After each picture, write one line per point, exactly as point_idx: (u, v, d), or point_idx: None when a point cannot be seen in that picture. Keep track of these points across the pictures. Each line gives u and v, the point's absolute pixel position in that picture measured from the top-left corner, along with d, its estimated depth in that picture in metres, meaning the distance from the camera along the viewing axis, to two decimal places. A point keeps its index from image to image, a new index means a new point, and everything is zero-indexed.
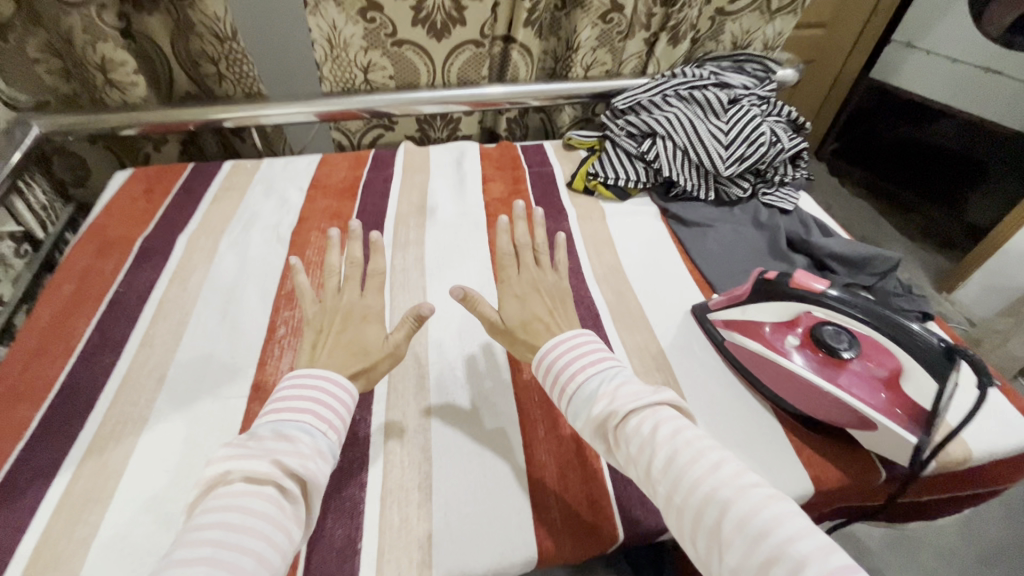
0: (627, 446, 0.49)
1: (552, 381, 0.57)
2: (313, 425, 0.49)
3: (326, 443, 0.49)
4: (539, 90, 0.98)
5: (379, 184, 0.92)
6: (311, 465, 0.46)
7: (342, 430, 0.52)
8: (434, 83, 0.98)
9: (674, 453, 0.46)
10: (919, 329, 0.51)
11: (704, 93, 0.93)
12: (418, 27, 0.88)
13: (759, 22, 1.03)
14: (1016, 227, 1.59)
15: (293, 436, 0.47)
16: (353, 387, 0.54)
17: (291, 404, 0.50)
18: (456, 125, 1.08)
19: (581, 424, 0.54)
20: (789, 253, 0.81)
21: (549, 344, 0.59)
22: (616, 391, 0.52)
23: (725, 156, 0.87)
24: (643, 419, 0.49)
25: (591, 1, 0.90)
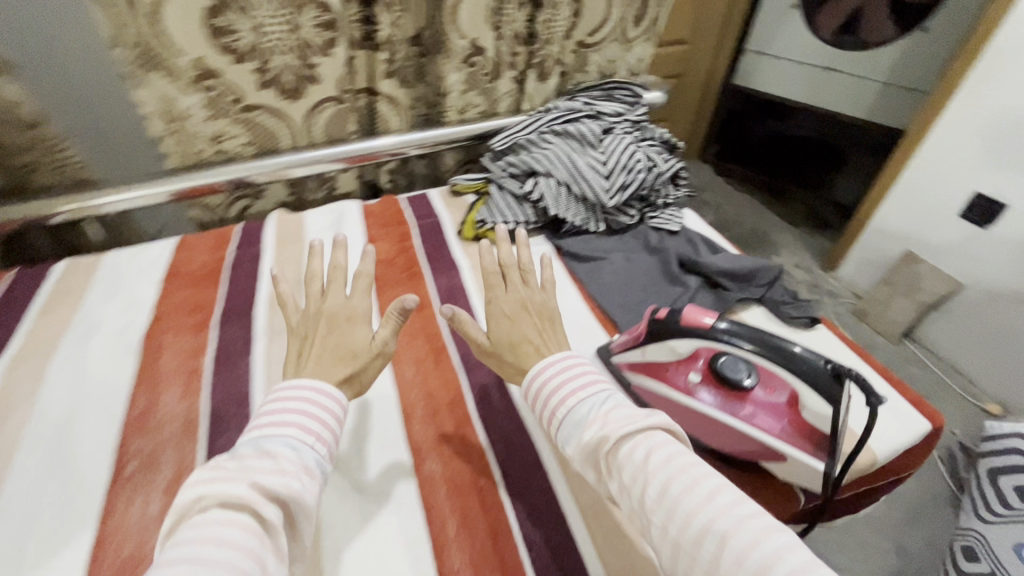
0: (618, 474, 0.45)
1: (543, 404, 0.54)
2: (299, 438, 0.47)
3: (313, 458, 0.47)
4: (420, 138, 0.96)
5: (248, 264, 0.82)
6: (294, 485, 0.43)
7: (331, 445, 0.50)
8: (299, 144, 0.91)
9: (670, 482, 0.42)
10: (807, 355, 0.51)
11: (578, 125, 0.93)
12: (266, 89, 0.80)
13: (620, 51, 1.06)
14: (877, 204, 1.76)
15: (276, 453, 0.45)
16: (343, 397, 0.54)
17: (277, 418, 0.48)
18: (332, 184, 1.00)
19: (573, 451, 0.50)
20: (682, 275, 0.82)
21: (542, 364, 0.57)
22: (607, 416, 0.49)
23: (608, 187, 0.88)
24: (635, 444, 0.46)
25: (450, 46, 0.88)
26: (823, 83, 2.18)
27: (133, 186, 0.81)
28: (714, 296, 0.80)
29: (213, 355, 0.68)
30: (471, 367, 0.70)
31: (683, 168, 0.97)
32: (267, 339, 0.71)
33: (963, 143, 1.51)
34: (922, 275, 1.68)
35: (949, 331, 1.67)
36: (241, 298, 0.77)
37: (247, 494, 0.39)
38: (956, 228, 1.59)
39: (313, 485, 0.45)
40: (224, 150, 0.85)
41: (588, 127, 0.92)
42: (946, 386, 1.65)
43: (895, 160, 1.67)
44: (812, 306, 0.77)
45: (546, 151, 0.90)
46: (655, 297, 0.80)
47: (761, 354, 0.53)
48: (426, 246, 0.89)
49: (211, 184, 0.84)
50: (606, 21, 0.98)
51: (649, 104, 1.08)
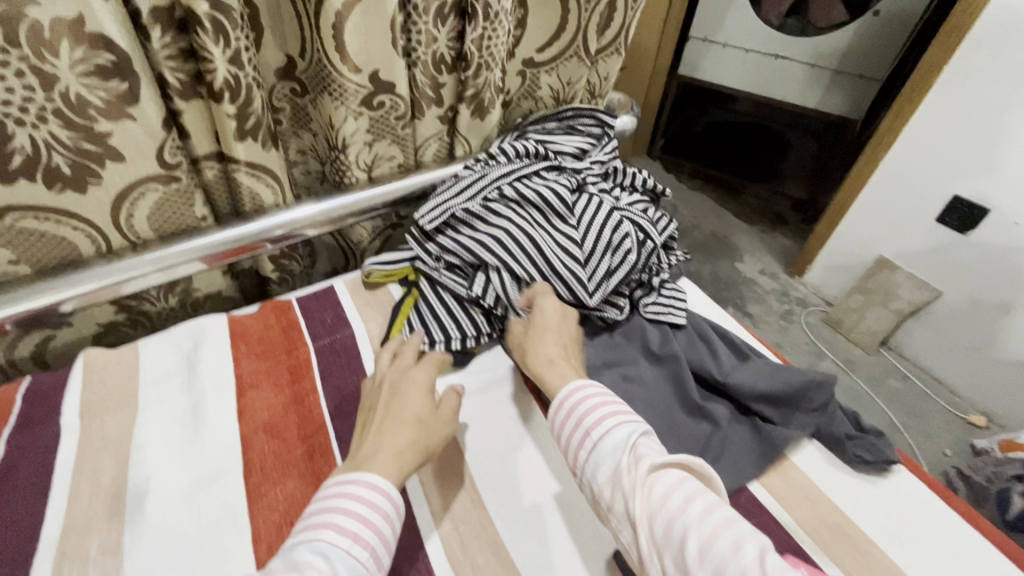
0: (650, 521, 0.41)
1: (566, 430, 0.50)
2: (331, 545, 0.39)
3: (350, 563, 0.39)
4: (312, 215, 0.66)
5: (27, 470, 0.50)
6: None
7: (381, 548, 0.42)
8: (111, 247, 0.58)
9: (712, 541, 0.38)
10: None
11: (539, 185, 0.66)
12: (21, 181, 0.47)
13: (580, 70, 0.79)
14: (843, 210, 1.59)
15: (304, 565, 0.37)
16: (394, 490, 0.45)
17: (317, 515, 0.42)
18: (185, 286, 0.68)
19: (596, 482, 0.46)
20: (704, 403, 0.58)
21: (566, 383, 0.53)
22: (641, 451, 0.45)
23: (587, 277, 0.62)
24: (673, 489, 0.42)
25: (338, 84, 0.59)
26: (771, 70, 1.92)
27: None
28: (752, 432, 0.57)
29: None
30: None
31: (675, 227, 0.74)
32: None
33: (942, 149, 1.32)
34: (899, 284, 1.53)
35: (929, 341, 1.55)
36: (8, 550, 0.45)
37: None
38: (934, 235, 1.42)
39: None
40: None
41: (551, 187, 0.66)
42: (930, 400, 1.54)
43: (858, 167, 1.50)
44: (887, 442, 0.55)
45: (497, 230, 0.64)
46: (673, 444, 0.56)
47: None
48: (331, 390, 0.59)
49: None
50: (562, 30, 0.71)
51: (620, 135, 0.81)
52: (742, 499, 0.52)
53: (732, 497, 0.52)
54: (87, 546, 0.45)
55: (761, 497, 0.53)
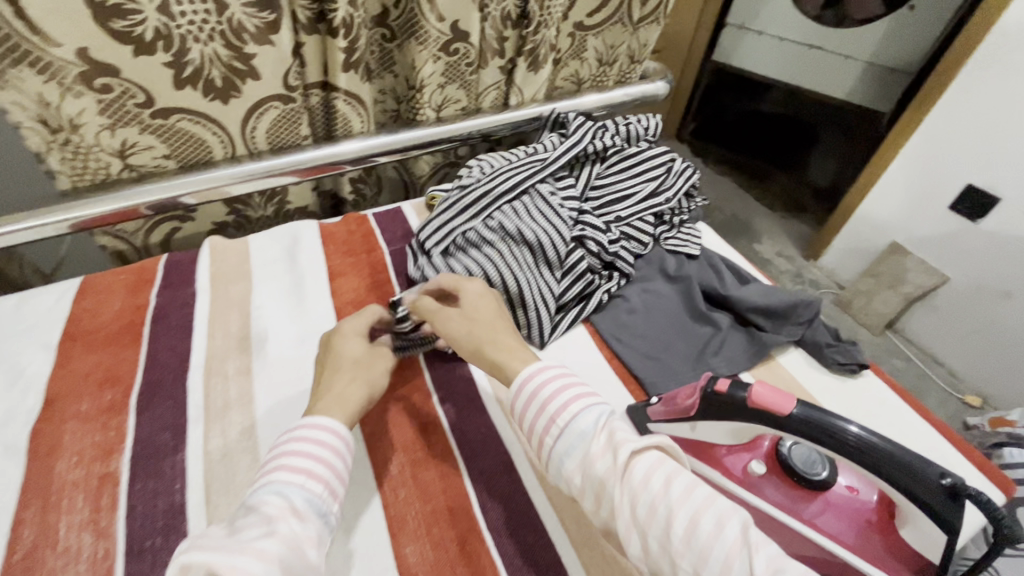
0: (629, 507, 0.40)
1: (531, 416, 0.47)
2: (284, 481, 0.43)
3: (306, 497, 0.43)
4: (387, 144, 0.78)
5: (176, 314, 0.65)
6: (279, 531, 0.39)
7: (336, 482, 0.45)
8: (234, 154, 0.72)
9: (697, 522, 0.39)
10: (870, 437, 0.42)
11: (535, 220, 0.69)
12: (186, 88, 0.61)
13: (623, 35, 0.90)
14: (864, 193, 1.63)
15: (260, 504, 0.41)
16: (333, 425, 0.48)
17: (268, 463, 0.45)
18: (282, 197, 0.82)
19: (570, 467, 0.44)
20: (709, 313, 0.70)
21: (532, 366, 0.50)
22: (615, 437, 0.44)
23: (549, 331, 0.66)
24: (651, 470, 0.41)
25: (425, 31, 0.71)
26: (808, 61, 1.91)
27: (20, 220, 0.61)
28: (747, 338, 0.68)
29: (130, 454, 0.52)
30: (471, 452, 0.56)
31: (697, 178, 0.84)
32: (204, 423, 0.55)
33: (959, 138, 1.39)
34: (908, 269, 1.58)
35: (935, 324, 1.61)
36: (170, 365, 0.59)
37: (212, 567, 0.35)
38: (946, 221, 1.48)
39: (309, 528, 0.41)
40: (134, 165, 0.66)
41: (545, 226, 0.68)
42: (929, 379, 1.62)
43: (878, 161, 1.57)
44: (858, 348, 0.67)
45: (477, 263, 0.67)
46: (681, 342, 0.67)
47: (827, 448, 0.43)
48: (403, 282, 0.73)
49: (124, 210, 0.66)
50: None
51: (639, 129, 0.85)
52: None
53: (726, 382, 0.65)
54: (226, 367, 0.60)
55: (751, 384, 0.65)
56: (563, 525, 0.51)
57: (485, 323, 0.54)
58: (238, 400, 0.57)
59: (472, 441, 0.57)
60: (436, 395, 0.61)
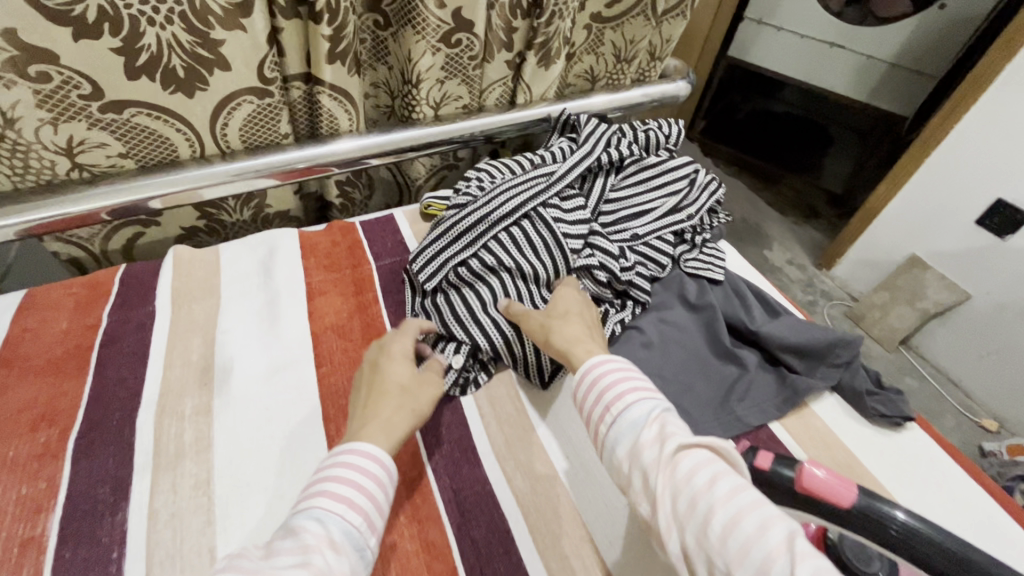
0: (668, 499, 0.36)
1: (590, 404, 0.45)
2: (326, 508, 0.38)
3: (343, 527, 0.37)
4: (378, 145, 0.69)
5: (129, 338, 0.57)
6: (312, 565, 0.33)
7: (376, 516, 0.40)
8: (203, 153, 0.63)
9: (740, 522, 0.33)
10: (920, 524, 0.34)
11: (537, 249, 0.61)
12: (142, 79, 0.53)
13: (644, 29, 0.81)
14: (894, 190, 1.43)
15: (300, 530, 0.36)
16: (384, 452, 0.43)
17: (311, 485, 0.40)
18: (260, 201, 0.74)
19: (619, 455, 0.41)
20: (734, 349, 0.62)
21: (598, 357, 0.48)
22: (666, 427, 0.39)
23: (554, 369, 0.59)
24: (698, 465, 0.37)
25: (422, 17, 0.62)
26: (826, 61, 1.71)
27: None
28: (777, 380, 0.61)
29: (62, 511, 0.44)
30: (462, 516, 0.48)
31: (722, 193, 0.76)
32: (152, 475, 0.47)
33: (999, 143, 1.20)
34: (927, 283, 1.43)
35: (952, 344, 1.46)
36: (118, 400, 0.52)
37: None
38: (969, 234, 1.33)
39: (344, 563, 0.35)
40: (85, 164, 0.58)
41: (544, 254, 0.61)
42: (942, 400, 1.47)
43: (898, 171, 1.40)
44: (904, 399, 0.59)
45: (470, 296, 0.60)
46: (702, 383, 0.60)
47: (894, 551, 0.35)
48: (391, 303, 0.65)
49: (72, 216, 0.57)
50: None
51: (659, 136, 0.77)
52: (762, 435, 0.57)
53: (753, 432, 0.57)
54: (183, 405, 0.52)
55: (781, 436, 0.57)
56: None
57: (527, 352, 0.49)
58: (194, 445, 0.50)
59: (464, 502, 0.49)
60: (423, 441, 0.53)
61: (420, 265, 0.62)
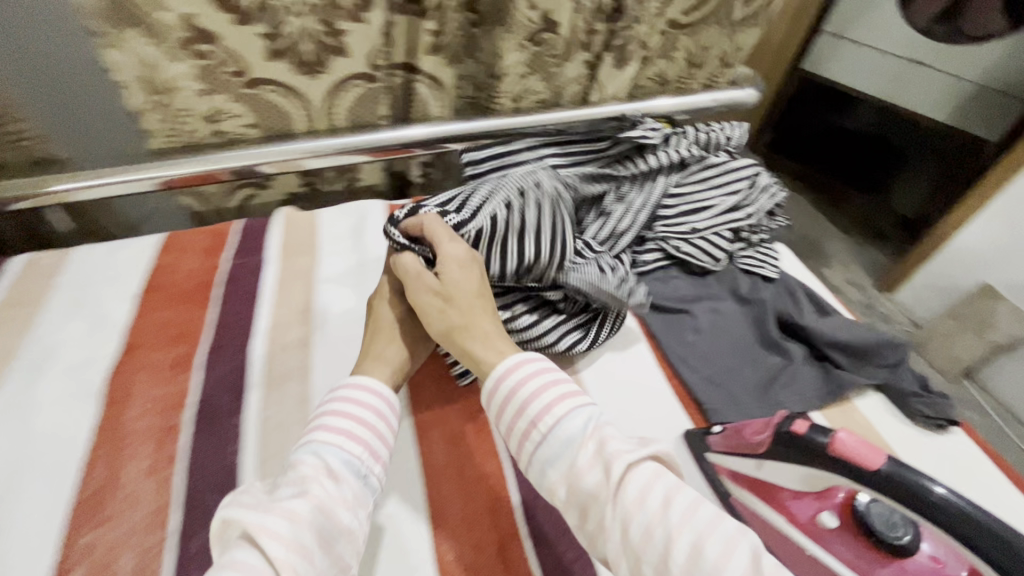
0: (622, 524, 0.37)
1: (510, 417, 0.44)
2: (324, 441, 0.43)
3: (343, 458, 0.43)
4: (460, 130, 0.77)
5: (245, 279, 0.67)
6: (311, 493, 0.39)
7: (377, 444, 0.45)
8: (315, 128, 0.73)
9: (698, 545, 0.35)
10: (965, 506, 0.37)
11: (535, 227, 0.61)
12: (278, 61, 0.62)
13: (718, 37, 0.85)
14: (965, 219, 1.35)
15: (297, 463, 0.42)
16: (374, 390, 0.48)
17: (311, 421, 0.46)
18: (354, 174, 0.83)
19: (554, 476, 0.41)
20: (781, 341, 0.65)
21: (506, 361, 0.46)
22: (603, 448, 0.40)
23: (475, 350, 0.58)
24: (648, 485, 0.38)
25: (514, 18, 0.69)
26: (904, 81, 1.60)
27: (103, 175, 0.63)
28: (822, 373, 0.63)
29: (195, 409, 0.54)
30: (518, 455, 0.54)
31: (783, 197, 0.79)
32: (263, 390, 0.56)
33: None
34: (1002, 316, 1.33)
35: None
36: (238, 327, 0.62)
37: (246, 525, 0.36)
38: None
39: (344, 492, 0.41)
40: (222, 130, 0.68)
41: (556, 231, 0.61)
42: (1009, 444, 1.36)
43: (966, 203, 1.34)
44: (950, 402, 0.61)
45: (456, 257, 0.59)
46: (749, 370, 0.63)
47: (920, 515, 0.38)
48: None
49: (198, 175, 0.67)
50: None
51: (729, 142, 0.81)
52: None
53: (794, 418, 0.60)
54: (288, 337, 0.61)
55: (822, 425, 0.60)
56: None
57: (470, 327, 0.49)
58: (296, 370, 0.58)
59: None
60: None
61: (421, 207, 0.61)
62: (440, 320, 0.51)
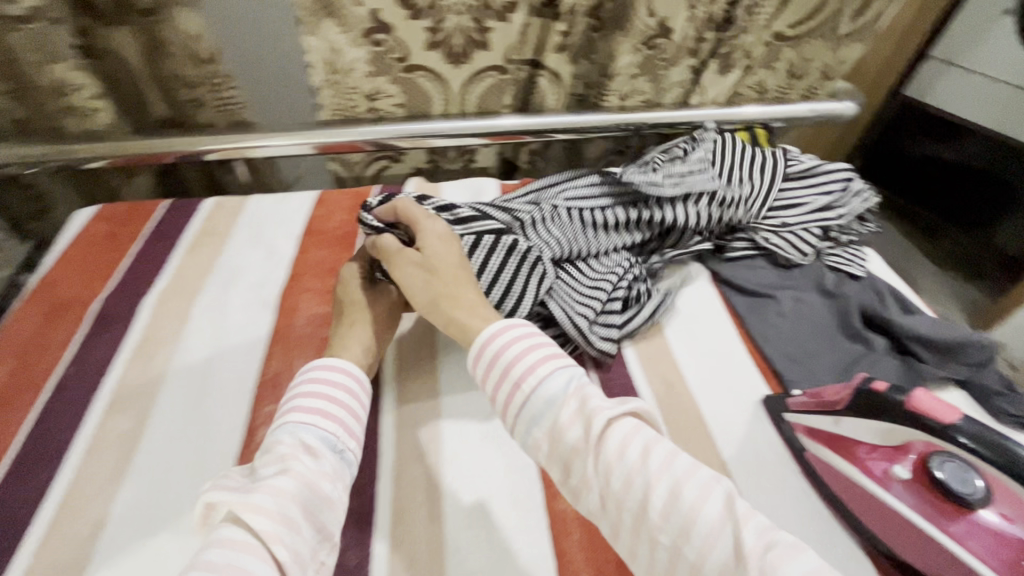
0: (602, 475, 0.39)
1: (496, 381, 0.45)
2: (301, 422, 0.47)
3: (322, 435, 0.47)
4: (566, 121, 0.85)
5: None
6: (291, 469, 0.43)
7: (351, 422, 0.50)
8: (448, 112, 0.85)
9: (675, 490, 0.37)
10: None
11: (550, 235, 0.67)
12: (434, 50, 0.75)
13: (822, 50, 0.90)
14: None
15: (275, 444, 0.45)
16: (343, 377, 0.52)
17: (284, 409, 0.49)
18: (471, 156, 0.95)
19: (538, 434, 0.43)
20: (864, 332, 0.69)
21: (493, 327, 0.48)
22: (584, 405, 0.42)
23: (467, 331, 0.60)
24: (626, 438, 0.40)
25: (633, 23, 0.78)
26: None
27: (281, 136, 0.78)
28: (905, 366, 0.66)
29: None
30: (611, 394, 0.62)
31: (876, 203, 0.82)
32: None
33: None
34: None
35: None
36: None
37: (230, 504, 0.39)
38: None
39: (323, 465, 0.45)
40: (376, 108, 0.81)
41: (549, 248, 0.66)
42: None
43: None
44: None
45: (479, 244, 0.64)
46: (829, 354, 0.67)
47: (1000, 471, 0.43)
48: None
49: (344, 144, 0.79)
50: (818, 11, 0.83)
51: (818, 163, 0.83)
52: None
53: None
54: None
55: None
56: None
57: (456, 295, 0.53)
58: None
59: (611, 386, 0.63)
60: None
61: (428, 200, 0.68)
62: (426, 290, 0.54)
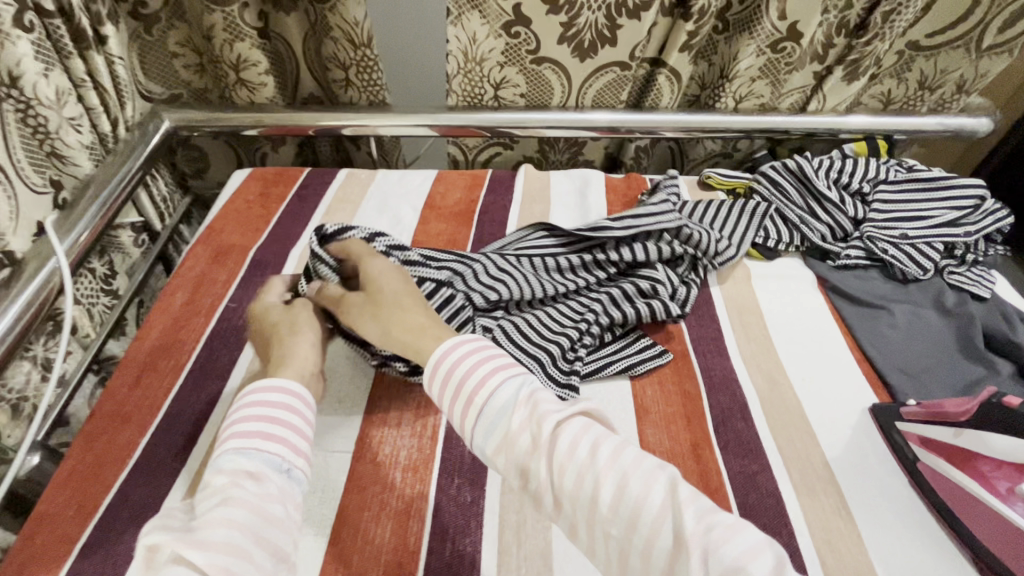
0: (555, 479, 0.38)
1: (449, 394, 0.44)
2: (245, 445, 0.43)
3: (264, 458, 0.43)
4: (682, 118, 0.86)
5: (497, 212, 0.85)
6: (233, 498, 0.39)
7: (297, 438, 0.45)
8: (566, 104, 0.89)
9: (623, 484, 0.37)
10: None
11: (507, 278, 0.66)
12: (564, 44, 0.80)
13: (960, 62, 0.86)
14: None
15: (214, 475, 0.41)
16: (285, 390, 0.48)
17: (223, 434, 0.45)
18: (579, 149, 0.99)
19: (492, 445, 0.41)
20: (987, 354, 0.66)
21: (443, 348, 0.46)
22: (536, 407, 0.41)
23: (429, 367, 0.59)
24: (577, 436, 0.39)
25: (761, 25, 0.79)
26: None
27: (414, 116, 0.85)
28: None
29: None
30: (713, 383, 0.63)
31: (1009, 224, 0.78)
32: None
33: None
34: None
35: None
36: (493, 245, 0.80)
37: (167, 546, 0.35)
38: None
39: (268, 486, 0.41)
40: (500, 96, 0.87)
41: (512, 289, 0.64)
42: None
43: None
44: None
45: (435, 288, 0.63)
46: (946, 371, 0.65)
47: None
48: None
49: (472, 129, 0.86)
50: (961, 20, 0.80)
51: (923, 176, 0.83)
52: None
53: None
54: None
55: None
56: (788, 469, 0.55)
57: (405, 317, 0.50)
58: None
59: (713, 377, 0.63)
60: (685, 332, 0.69)
61: (382, 236, 0.64)
62: (371, 317, 0.52)
